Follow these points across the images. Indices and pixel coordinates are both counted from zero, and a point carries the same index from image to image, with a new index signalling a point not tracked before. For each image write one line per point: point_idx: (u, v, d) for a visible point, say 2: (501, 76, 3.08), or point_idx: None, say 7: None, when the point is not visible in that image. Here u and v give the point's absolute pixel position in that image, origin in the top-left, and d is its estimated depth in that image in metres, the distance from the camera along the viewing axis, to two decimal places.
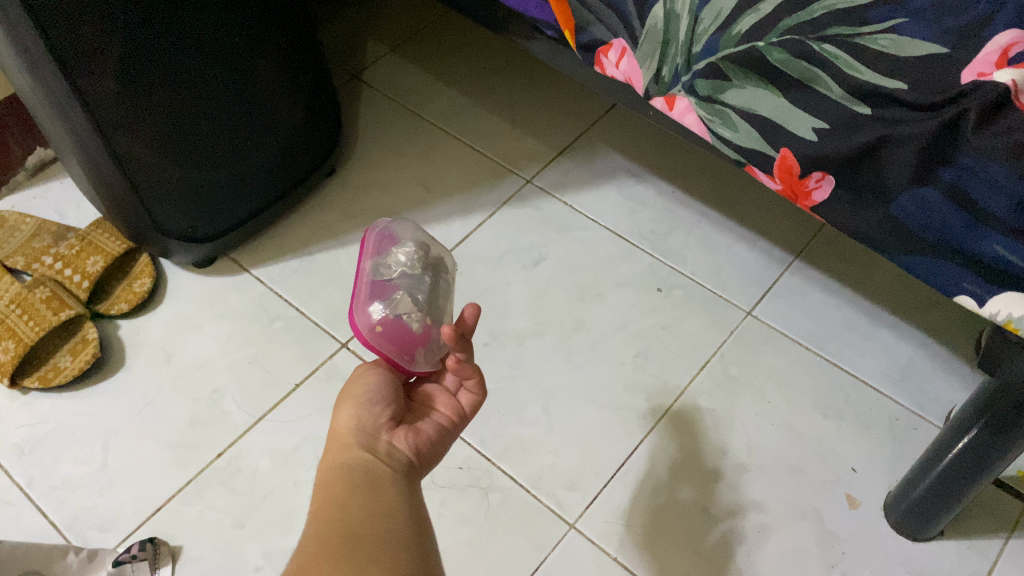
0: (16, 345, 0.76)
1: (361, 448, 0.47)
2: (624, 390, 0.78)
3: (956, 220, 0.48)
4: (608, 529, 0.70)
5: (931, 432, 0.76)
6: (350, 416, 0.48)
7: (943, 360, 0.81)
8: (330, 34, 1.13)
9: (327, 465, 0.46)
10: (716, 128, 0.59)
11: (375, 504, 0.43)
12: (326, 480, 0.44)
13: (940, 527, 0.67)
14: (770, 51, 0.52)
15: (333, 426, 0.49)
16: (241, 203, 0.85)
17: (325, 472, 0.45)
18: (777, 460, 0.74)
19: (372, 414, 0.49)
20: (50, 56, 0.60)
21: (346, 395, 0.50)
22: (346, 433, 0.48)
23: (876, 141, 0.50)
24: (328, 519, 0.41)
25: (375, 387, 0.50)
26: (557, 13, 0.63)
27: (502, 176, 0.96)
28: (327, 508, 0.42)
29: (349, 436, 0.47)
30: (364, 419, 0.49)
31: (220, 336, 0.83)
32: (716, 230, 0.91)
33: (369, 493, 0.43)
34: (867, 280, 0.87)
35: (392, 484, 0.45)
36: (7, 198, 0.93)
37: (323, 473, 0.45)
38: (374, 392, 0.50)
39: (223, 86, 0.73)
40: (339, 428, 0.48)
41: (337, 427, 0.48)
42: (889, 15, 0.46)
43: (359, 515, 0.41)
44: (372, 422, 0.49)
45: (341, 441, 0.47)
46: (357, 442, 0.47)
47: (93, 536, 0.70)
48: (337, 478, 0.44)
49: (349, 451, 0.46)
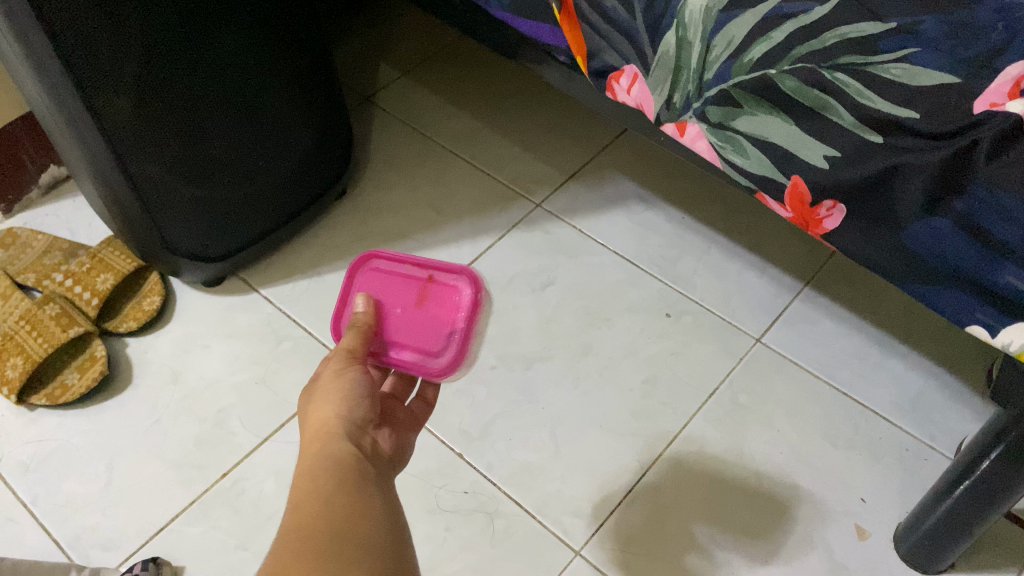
0: (24, 361, 0.77)
1: (347, 441, 0.45)
2: (631, 416, 0.78)
3: (969, 250, 0.48)
4: (614, 557, 0.69)
5: (942, 463, 0.75)
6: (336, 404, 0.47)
7: (954, 390, 0.80)
8: (343, 56, 1.14)
9: (315, 453, 0.43)
10: (727, 154, 0.59)
11: (359, 506, 0.40)
12: (310, 471, 0.41)
13: (952, 559, 0.66)
14: (782, 79, 0.52)
15: (312, 415, 0.47)
16: (251, 223, 0.85)
17: (311, 461, 0.42)
18: (786, 490, 0.73)
19: (354, 404, 0.48)
20: (66, 75, 0.61)
21: (328, 386, 0.48)
22: (330, 423, 0.45)
23: (889, 170, 0.50)
24: (310, 522, 0.37)
25: (352, 373, 0.49)
26: (569, 39, 0.64)
27: (512, 200, 0.97)
28: (309, 507, 0.38)
29: (333, 428, 0.45)
30: (349, 413, 0.47)
31: (228, 356, 0.83)
32: (725, 256, 0.91)
33: (356, 493, 0.41)
34: (878, 308, 0.87)
35: (375, 485, 0.43)
36: (20, 216, 0.94)
37: (308, 462, 0.42)
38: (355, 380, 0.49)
39: (235, 108, 0.73)
40: (321, 419, 0.46)
41: (319, 415, 0.46)
42: (900, 45, 0.46)
43: (346, 515, 0.39)
44: (358, 417, 0.47)
45: (325, 430, 0.45)
46: (345, 430, 0.45)
47: (96, 554, 0.69)
48: (320, 474, 0.41)
49: (339, 440, 0.44)
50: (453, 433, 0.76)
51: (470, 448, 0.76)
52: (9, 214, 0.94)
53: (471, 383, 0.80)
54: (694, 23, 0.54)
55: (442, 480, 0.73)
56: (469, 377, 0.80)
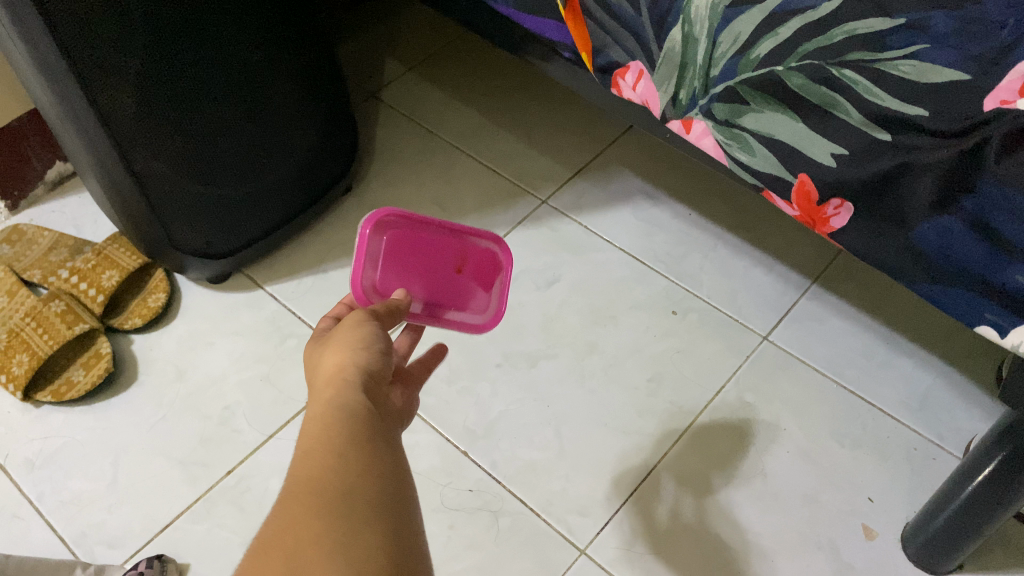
0: (30, 358, 0.77)
1: (361, 392, 0.41)
2: (636, 414, 0.77)
3: (979, 250, 0.47)
4: (619, 556, 0.69)
5: (950, 462, 0.74)
6: (352, 357, 0.42)
7: (963, 389, 0.79)
8: (348, 52, 1.13)
9: (323, 401, 0.40)
10: (733, 152, 0.58)
11: (374, 465, 0.38)
12: (319, 422, 0.39)
13: (960, 560, 0.65)
14: (789, 76, 0.51)
15: (324, 363, 0.43)
16: (256, 219, 0.85)
17: (319, 410, 0.39)
18: (794, 489, 0.73)
19: (371, 354, 0.43)
20: (68, 71, 0.60)
21: (341, 336, 0.44)
22: (346, 370, 0.42)
23: (896, 168, 0.49)
24: (320, 478, 0.36)
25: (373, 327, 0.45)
26: (573, 35, 0.63)
27: (518, 196, 0.96)
28: (319, 460, 0.37)
29: (349, 375, 0.41)
30: (366, 362, 0.43)
31: (233, 353, 0.83)
32: (732, 254, 0.91)
33: (367, 453, 0.38)
34: (885, 306, 0.86)
35: (390, 444, 0.40)
36: (25, 212, 0.94)
37: (317, 410, 0.40)
38: (375, 334, 0.45)
39: (240, 102, 0.73)
40: (334, 363, 0.42)
41: (332, 360, 0.42)
42: (909, 42, 0.45)
43: (353, 480, 0.36)
44: (375, 366, 0.43)
45: (339, 377, 0.41)
46: (359, 383, 0.41)
47: (101, 552, 0.69)
48: (335, 423, 0.38)
49: (349, 392, 0.41)
50: (457, 431, 0.76)
51: (474, 446, 0.75)
52: (14, 210, 0.94)
53: (476, 381, 0.80)
54: (699, 19, 0.53)
55: (447, 478, 0.73)
56: (473, 374, 0.80)
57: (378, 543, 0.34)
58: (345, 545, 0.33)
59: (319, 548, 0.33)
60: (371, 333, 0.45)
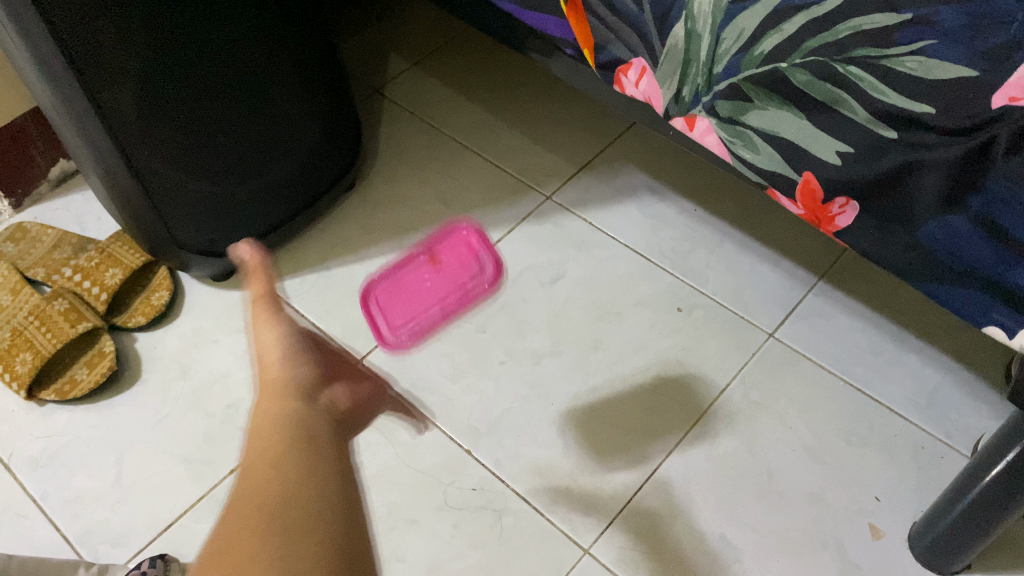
0: (33, 357, 0.77)
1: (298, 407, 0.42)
2: (641, 412, 0.77)
3: (987, 250, 0.47)
4: (622, 555, 0.68)
5: (959, 461, 0.74)
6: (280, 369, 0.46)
7: (972, 386, 0.78)
8: (352, 48, 1.13)
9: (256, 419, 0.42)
10: (737, 149, 0.58)
11: (315, 468, 0.38)
12: (257, 439, 0.40)
13: (967, 560, 0.65)
14: (793, 72, 0.50)
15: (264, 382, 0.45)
16: (261, 216, 0.84)
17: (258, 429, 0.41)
18: (799, 488, 0.72)
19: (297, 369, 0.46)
20: (71, 73, 0.60)
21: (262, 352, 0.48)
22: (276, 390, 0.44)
23: (902, 166, 0.49)
24: (258, 489, 0.36)
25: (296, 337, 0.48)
26: (575, 31, 0.62)
27: (523, 192, 0.96)
28: (260, 472, 0.37)
29: (276, 390, 0.44)
30: (294, 375, 0.46)
31: (237, 351, 0.82)
32: (738, 249, 0.90)
33: (308, 458, 0.39)
34: (893, 302, 0.85)
35: (332, 447, 0.41)
36: (30, 210, 0.94)
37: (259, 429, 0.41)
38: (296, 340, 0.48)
39: (243, 101, 0.73)
40: (269, 382, 0.45)
41: (271, 374, 0.45)
42: (917, 37, 0.44)
43: (295, 482, 0.37)
44: (303, 378, 0.46)
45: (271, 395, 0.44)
46: (280, 394, 0.44)
47: (105, 551, 0.69)
48: (271, 439, 0.40)
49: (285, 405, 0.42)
50: (461, 429, 0.76)
51: (478, 445, 0.75)
52: (19, 208, 0.94)
53: (480, 379, 0.80)
54: (702, 15, 0.52)
55: (450, 477, 0.73)
56: (477, 372, 0.80)
57: (317, 544, 0.34)
58: (287, 548, 0.33)
59: (256, 554, 0.33)
60: (297, 343, 0.48)
